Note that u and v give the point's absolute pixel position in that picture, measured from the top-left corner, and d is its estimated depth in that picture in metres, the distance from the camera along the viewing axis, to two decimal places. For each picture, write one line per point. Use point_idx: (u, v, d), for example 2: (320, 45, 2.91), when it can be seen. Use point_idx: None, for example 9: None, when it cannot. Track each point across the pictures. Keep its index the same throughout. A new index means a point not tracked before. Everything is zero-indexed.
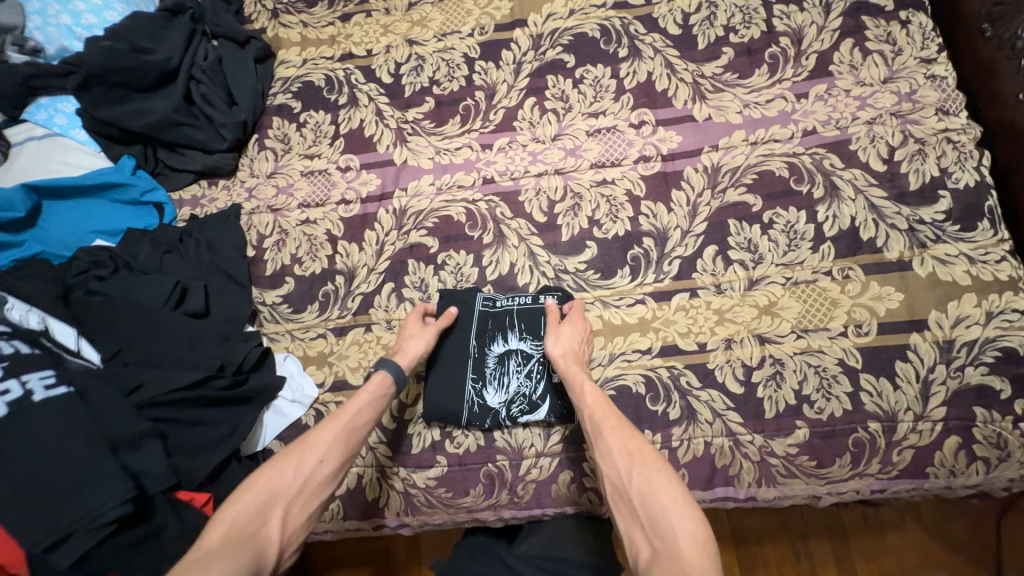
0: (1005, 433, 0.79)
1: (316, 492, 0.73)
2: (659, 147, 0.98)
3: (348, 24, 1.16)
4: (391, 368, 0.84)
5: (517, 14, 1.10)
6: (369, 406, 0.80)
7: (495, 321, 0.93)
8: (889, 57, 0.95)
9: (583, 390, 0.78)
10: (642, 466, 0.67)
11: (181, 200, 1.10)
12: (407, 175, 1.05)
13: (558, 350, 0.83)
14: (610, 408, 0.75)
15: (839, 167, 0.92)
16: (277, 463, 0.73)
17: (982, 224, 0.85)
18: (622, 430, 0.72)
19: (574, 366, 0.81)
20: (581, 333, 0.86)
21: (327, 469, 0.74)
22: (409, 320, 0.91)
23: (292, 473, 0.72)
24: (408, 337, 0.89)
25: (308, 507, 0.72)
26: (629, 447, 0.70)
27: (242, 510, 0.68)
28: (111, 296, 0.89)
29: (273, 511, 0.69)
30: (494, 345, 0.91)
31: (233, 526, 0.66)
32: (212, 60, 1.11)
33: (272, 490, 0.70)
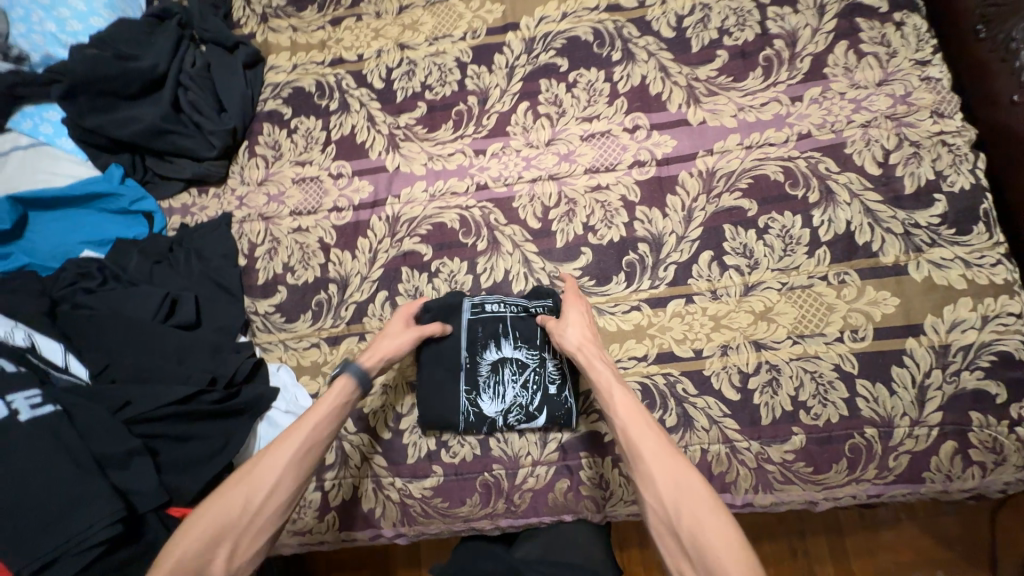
0: (1001, 438, 0.79)
1: (267, 524, 0.70)
2: (653, 152, 0.97)
3: (339, 28, 1.15)
4: (353, 372, 0.82)
5: (509, 17, 1.09)
6: (325, 420, 0.77)
7: (486, 328, 0.91)
8: (883, 59, 0.95)
9: (615, 401, 0.74)
10: (686, 492, 0.64)
11: (171, 208, 1.08)
12: (400, 182, 1.03)
13: (579, 349, 0.81)
14: (646, 426, 0.70)
15: (834, 171, 0.91)
16: (225, 495, 0.70)
17: (978, 227, 0.85)
18: (660, 447, 0.68)
19: (599, 369, 0.78)
20: (588, 320, 0.85)
21: (279, 499, 0.72)
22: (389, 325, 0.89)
23: (242, 503, 0.69)
24: (385, 342, 0.86)
25: (259, 540, 0.70)
26: (672, 476, 0.65)
27: (187, 547, 0.65)
28: (100, 310, 0.88)
29: (221, 545, 0.67)
30: (487, 353, 0.90)
31: (179, 561, 0.64)
32: (200, 67, 1.10)
33: (220, 526, 0.67)
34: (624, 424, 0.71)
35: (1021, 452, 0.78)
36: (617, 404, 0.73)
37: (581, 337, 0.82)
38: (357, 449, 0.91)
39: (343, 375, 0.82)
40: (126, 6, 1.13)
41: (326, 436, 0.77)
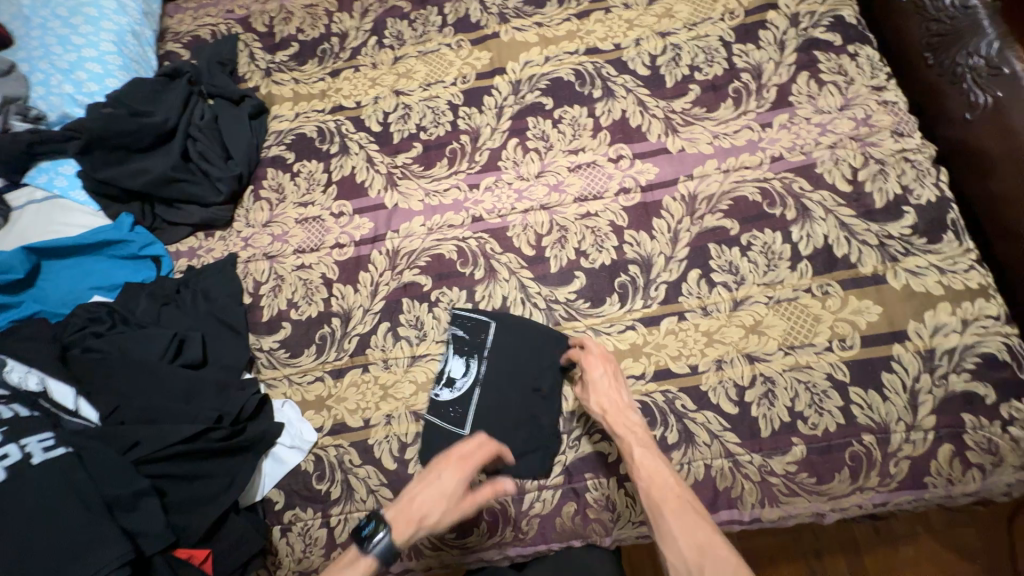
0: (995, 438, 0.80)
1: None
2: (637, 179, 1.03)
3: (338, 79, 1.23)
4: (386, 548, 0.77)
5: (496, 62, 1.18)
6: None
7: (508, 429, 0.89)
8: (843, 87, 1.03)
9: (639, 464, 0.80)
10: (711, 555, 0.71)
11: (178, 252, 1.12)
12: (398, 217, 1.08)
13: (601, 411, 0.85)
14: (670, 490, 0.77)
15: (808, 189, 0.97)
16: None
17: (947, 235, 0.90)
18: (682, 512, 0.76)
19: (622, 430, 0.83)
20: (608, 378, 0.87)
21: None
22: (439, 487, 0.81)
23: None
24: (433, 509, 0.80)
25: None
26: (697, 538, 0.73)
27: None
28: (109, 353, 0.90)
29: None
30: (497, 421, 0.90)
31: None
32: (208, 119, 1.17)
33: None
34: (650, 491, 0.77)
35: (1017, 452, 0.80)
36: (641, 470, 0.79)
37: (601, 397, 0.86)
38: (363, 482, 0.91)
39: (373, 551, 0.77)
40: (139, 67, 1.22)
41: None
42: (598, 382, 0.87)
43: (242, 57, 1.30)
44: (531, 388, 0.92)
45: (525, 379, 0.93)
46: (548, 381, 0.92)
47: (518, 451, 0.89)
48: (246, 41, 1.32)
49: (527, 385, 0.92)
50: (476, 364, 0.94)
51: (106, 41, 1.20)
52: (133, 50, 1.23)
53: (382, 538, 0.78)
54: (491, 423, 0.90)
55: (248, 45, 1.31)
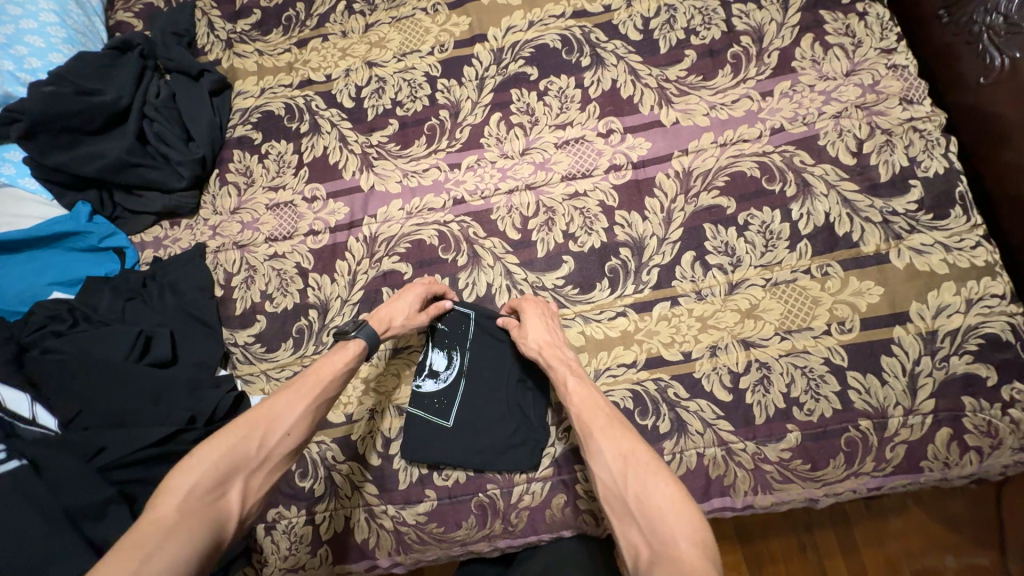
0: (995, 421, 0.78)
1: (278, 464, 0.73)
2: (629, 155, 0.97)
3: (305, 49, 1.14)
4: (367, 336, 0.83)
5: (476, 28, 1.09)
6: (340, 377, 0.80)
7: (498, 423, 0.87)
8: (850, 50, 0.95)
9: (568, 389, 0.77)
10: (637, 466, 0.66)
11: (143, 243, 1.06)
12: (375, 201, 1.02)
13: (536, 347, 0.83)
14: (599, 409, 0.74)
15: (809, 163, 0.91)
16: (237, 430, 0.71)
17: (955, 211, 0.85)
18: (611, 429, 0.71)
19: (555, 362, 0.81)
20: (544, 318, 0.86)
21: (291, 444, 0.74)
22: (399, 302, 0.87)
23: (256, 443, 0.71)
24: (399, 316, 0.86)
25: (269, 480, 0.72)
26: (622, 449, 0.68)
27: (198, 480, 0.65)
28: (68, 354, 0.85)
29: (234, 480, 0.68)
30: (487, 414, 0.88)
31: (189, 496, 0.64)
32: (165, 97, 1.08)
33: (234, 460, 0.69)
34: (579, 415, 0.74)
35: (1015, 435, 0.78)
36: (572, 396, 0.76)
37: (541, 338, 0.83)
38: (346, 478, 0.89)
39: (358, 336, 0.83)
40: (86, 40, 1.12)
41: (335, 393, 0.80)
42: (534, 321, 0.85)
43: (200, 27, 1.19)
44: (516, 380, 0.89)
45: (509, 368, 0.90)
46: (533, 373, 0.89)
47: (502, 445, 0.85)
48: (204, 8, 1.20)
49: (513, 375, 0.89)
50: (458, 357, 0.91)
51: (46, 10, 1.09)
52: (76, 20, 1.12)
53: (363, 328, 0.84)
54: (475, 416, 0.88)
55: (205, 13, 1.20)
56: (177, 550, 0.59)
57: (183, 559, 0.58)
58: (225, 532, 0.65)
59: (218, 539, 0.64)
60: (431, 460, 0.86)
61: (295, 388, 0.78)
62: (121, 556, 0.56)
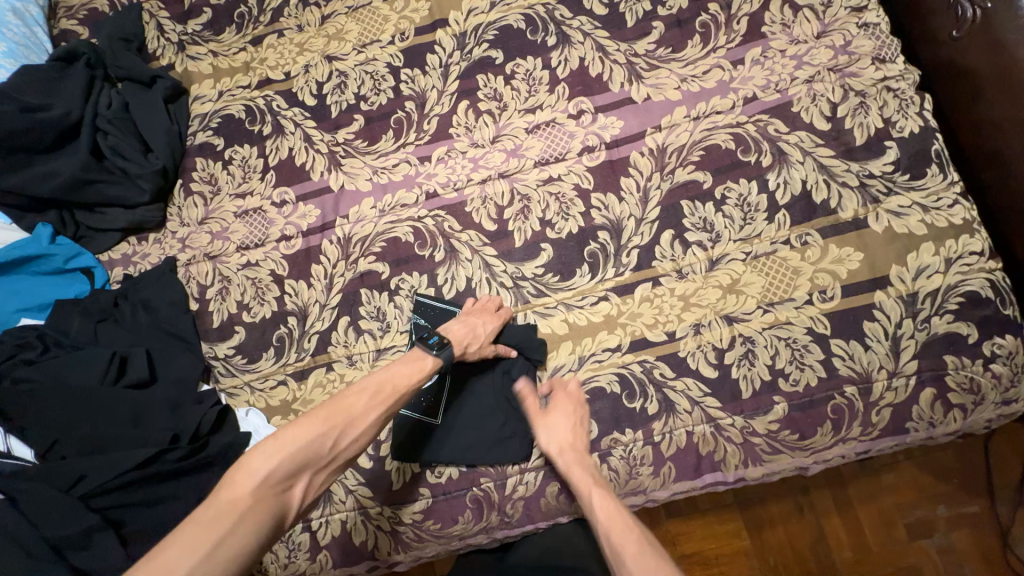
0: (977, 377, 0.79)
1: (342, 466, 0.71)
2: (602, 135, 0.95)
3: (261, 47, 1.09)
4: (446, 359, 0.79)
5: (436, 13, 1.05)
6: (412, 387, 0.76)
7: (490, 416, 0.87)
8: (820, 11, 0.93)
9: (592, 502, 0.73)
10: None
11: (111, 261, 1.03)
12: (346, 201, 0.99)
13: (555, 446, 0.79)
14: (627, 528, 0.70)
15: (783, 131, 0.89)
16: (316, 423, 0.68)
17: (931, 169, 0.84)
18: (643, 554, 0.67)
19: (575, 468, 0.77)
20: (572, 415, 0.82)
21: (357, 448, 0.72)
22: (476, 325, 0.84)
23: (329, 443, 0.68)
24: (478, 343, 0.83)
25: (330, 478, 0.70)
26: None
27: (274, 470, 0.64)
28: (41, 382, 0.83)
29: (302, 475, 0.66)
30: (479, 408, 0.88)
31: (263, 483, 0.63)
32: (117, 108, 1.03)
33: (307, 458, 0.66)
34: (607, 534, 0.70)
35: (997, 389, 0.79)
36: (599, 517, 0.72)
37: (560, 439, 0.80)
38: (340, 483, 0.88)
39: (438, 356, 0.79)
40: (30, 52, 1.07)
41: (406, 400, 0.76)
42: (551, 427, 0.80)
43: (149, 31, 1.14)
44: (500, 373, 0.89)
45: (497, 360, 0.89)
46: (518, 365, 0.88)
47: (495, 440, 0.85)
48: (151, 10, 1.15)
49: (498, 367, 0.89)
50: None
51: None
52: (17, 33, 1.07)
53: (445, 349, 0.80)
54: (470, 412, 0.87)
55: (153, 15, 1.15)
56: (241, 541, 0.59)
57: (245, 548, 0.59)
58: (282, 524, 0.65)
59: (274, 530, 0.64)
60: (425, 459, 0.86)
61: (373, 389, 0.73)
62: (199, 529, 0.58)
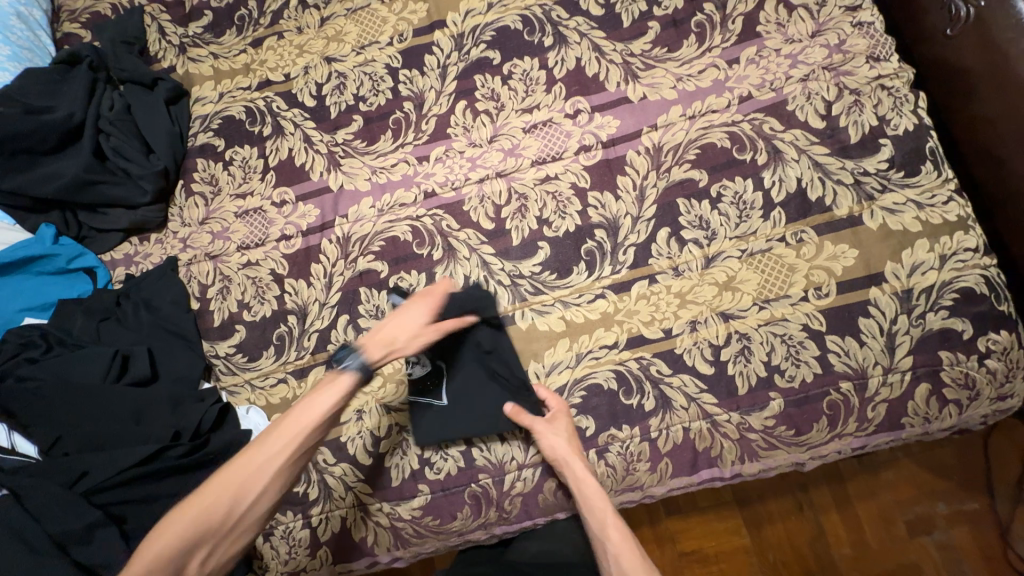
0: (972, 373, 0.79)
1: (247, 529, 0.68)
2: (598, 135, 0.95)
3: (261, 49, 1.10)
4: (359, 368, 0.74)
5: (434, 15, 1.06)
6: (314, 429, 0.71)
7: (483, 389, 0.88)
8: (814, 10, 0.93)
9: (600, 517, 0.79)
10: None
11: (114, 261, 1.04)
12: (346, 201, 1.00)
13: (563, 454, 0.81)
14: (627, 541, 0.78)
15: (779, 130, 0.90)
16: (208, 493, 0.66)
17: (926, 166, 0.85)
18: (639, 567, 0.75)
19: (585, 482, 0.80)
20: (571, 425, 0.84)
21: (261, 509, 0.68)
22: (405, 318, 0.79)
23: (223, 510, 0.65)
24: (404, 334, 0.78)
25: (236, 543, 0.68)
26: None
27: (162, 550, 0.62)
28: (45, 380, 0.84)
29: (200, 548, 0.64)
30: (467, 384, 0.88)
31: (153, 563, 0.61)
32: (119, 109, 1.04)
33: (200, 531, 0.64)
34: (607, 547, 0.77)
35: (992, 384, 0.79)
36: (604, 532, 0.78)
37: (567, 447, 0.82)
38: (340, 480, 0.89)
39: (351, 368, 0.73)
40: (32, 55, 1.08)
41: (311, 443, 0.72)
42: (550, 443, 0.81)
43: (151, 34, 1.15)
44: (476, 346, 0.88)
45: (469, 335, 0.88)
46: (484, 334, 0.88)
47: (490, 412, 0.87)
48: (152, 13, 1.16)
49: (468, 341, 0.88)
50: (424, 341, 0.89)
51: None
52: (20, 36, 1.08)
53: (354, 356, 0.74)
54: (459, 389, 0.88)
55: (155, 18, 1.16)
56: None
57: None
58: None
59: None
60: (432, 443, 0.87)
61: (269, 442, 0.69)
62: None
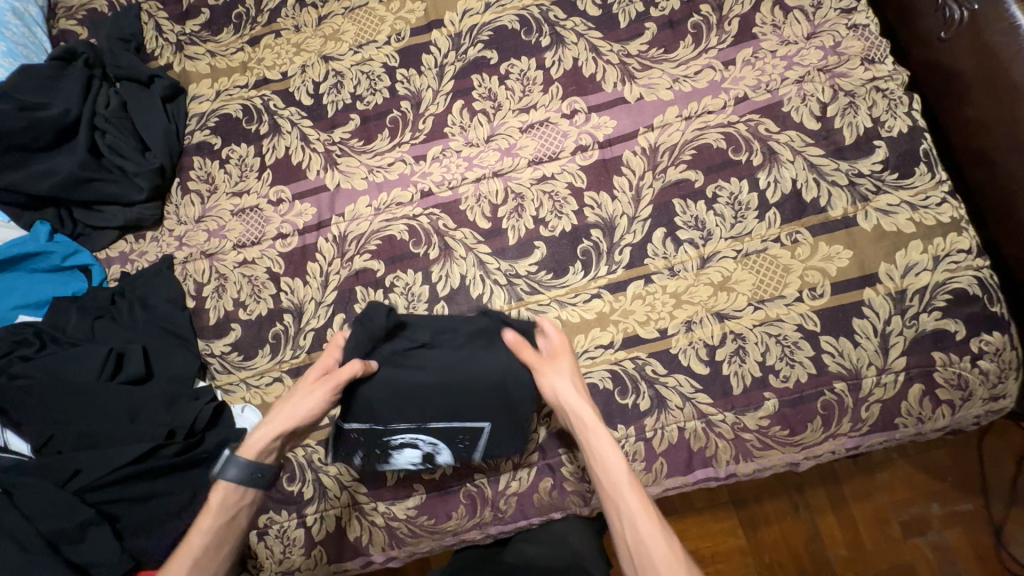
0: (965, 373, 0.80)
1: None
2: (595, 135, 0.96)
3: (258, 47, 1.10)
4: (234, 469, 0.75)
5: (432, 14, 1.06)
6: (212, 541, 0.74)
7: (470, 370, 0.84)
8: (810, 12, 0.94)
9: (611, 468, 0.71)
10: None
11: (109, 258, 1.04)
12: (342, 199, 1.00)
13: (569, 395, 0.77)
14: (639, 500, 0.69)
15: (774, 131, 0.90)
16: None
17: (920, 168, 0.85)
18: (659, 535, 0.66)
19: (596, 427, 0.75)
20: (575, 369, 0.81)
21: None
22: (295, 391, 0.81)
23: None
24: (292, 408, 0.79)
25: None
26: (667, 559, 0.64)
27: None
28: (38, 378, 0.84)
29: None
30: (441, 369, 0.85)
31: None
32: (115, 107, 1.04)
33: None
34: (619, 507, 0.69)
35: (985, 385, 0.80)
36: (615, 483, 0.70)
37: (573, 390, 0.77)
38: (334, 480, 0.89)
39: (227, 472, 0.75)
40: (28, 52, 1.08)
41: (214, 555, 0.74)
42: (556, 381, 0.78)
43: (148, 31, 1.15)
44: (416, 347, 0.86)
45: (402, 344, 0.86)
46: (419, 329, 0.87)
47: (501, 372, 0.84)
48: (149, 11, 1.16)
49: (405, 343, 0.86)
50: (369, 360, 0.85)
51: None
52: (16, 33, 1.07)
53: (229, 461, 0.76)
54: (437, 380, 0.84)
55: (152, 15, 1.16)
56: None
57: None
58: None
59: None
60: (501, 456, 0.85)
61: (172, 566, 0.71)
62: None
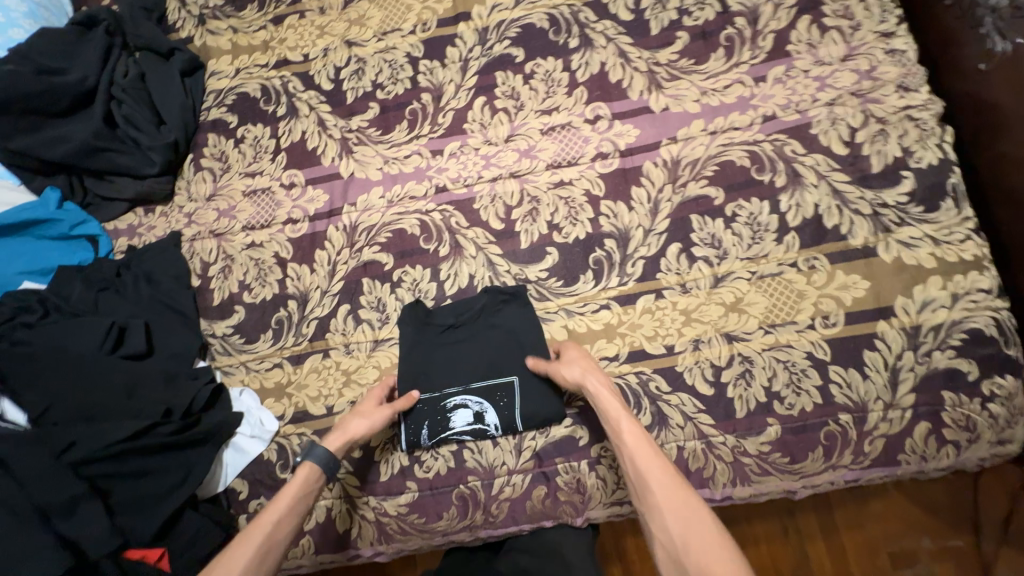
0: (973, 416, 0.78)
1: None
2: (616, 143, 0.94)
3: (281, 27, 1.08)
4: (316, 457, 0.78)
5: (459, 6, 1.04)
6: (290, 518, 0.74)
7: (498, 334, 0.89)
8: (847, 33, 0.91)
9: (620, 427, 0.72)
10: (698, 524, 0.62)
11: (117, 230, 1.03)
12: (355, 189, 0.99)
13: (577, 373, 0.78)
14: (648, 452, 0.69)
15: (800, 153, 0.88)
16: None
17: (946, 203, 0.83)
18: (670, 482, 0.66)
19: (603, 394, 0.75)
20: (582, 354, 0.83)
21: None
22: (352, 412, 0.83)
23: None
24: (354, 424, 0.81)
25: None
26: (677, 504, 0.64)
27: None
28: (38, 347, 0.83)
29: None
30: (466, 335, 0.90)
31: None
32: (133, 77, 1.02)
33: None
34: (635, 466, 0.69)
35: (993, 429, 0.78)
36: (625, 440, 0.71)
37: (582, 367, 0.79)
38: None
39: (308, 459, 0.78)
40: (49, 14, 1.06)
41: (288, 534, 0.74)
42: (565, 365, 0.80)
43: (171, 2, 1.14)
44: (441, 329, 0.90)
45: (427, 326, 0.90)
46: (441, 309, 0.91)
47: (516, 330, 0.89)
48: None
49: (428, 324, 0.90)
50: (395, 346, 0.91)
51: None
52: None
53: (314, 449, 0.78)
54: (467, 347, 0.89)
55: None
56: None
57: None
58: None
59: None
60: (546, 417, 0.85)
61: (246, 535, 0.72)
62: None
